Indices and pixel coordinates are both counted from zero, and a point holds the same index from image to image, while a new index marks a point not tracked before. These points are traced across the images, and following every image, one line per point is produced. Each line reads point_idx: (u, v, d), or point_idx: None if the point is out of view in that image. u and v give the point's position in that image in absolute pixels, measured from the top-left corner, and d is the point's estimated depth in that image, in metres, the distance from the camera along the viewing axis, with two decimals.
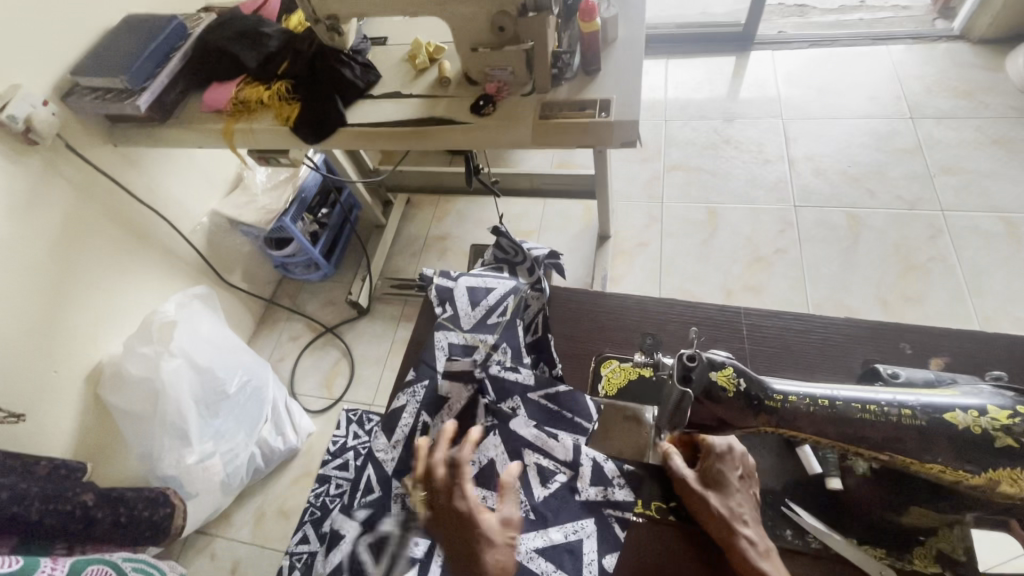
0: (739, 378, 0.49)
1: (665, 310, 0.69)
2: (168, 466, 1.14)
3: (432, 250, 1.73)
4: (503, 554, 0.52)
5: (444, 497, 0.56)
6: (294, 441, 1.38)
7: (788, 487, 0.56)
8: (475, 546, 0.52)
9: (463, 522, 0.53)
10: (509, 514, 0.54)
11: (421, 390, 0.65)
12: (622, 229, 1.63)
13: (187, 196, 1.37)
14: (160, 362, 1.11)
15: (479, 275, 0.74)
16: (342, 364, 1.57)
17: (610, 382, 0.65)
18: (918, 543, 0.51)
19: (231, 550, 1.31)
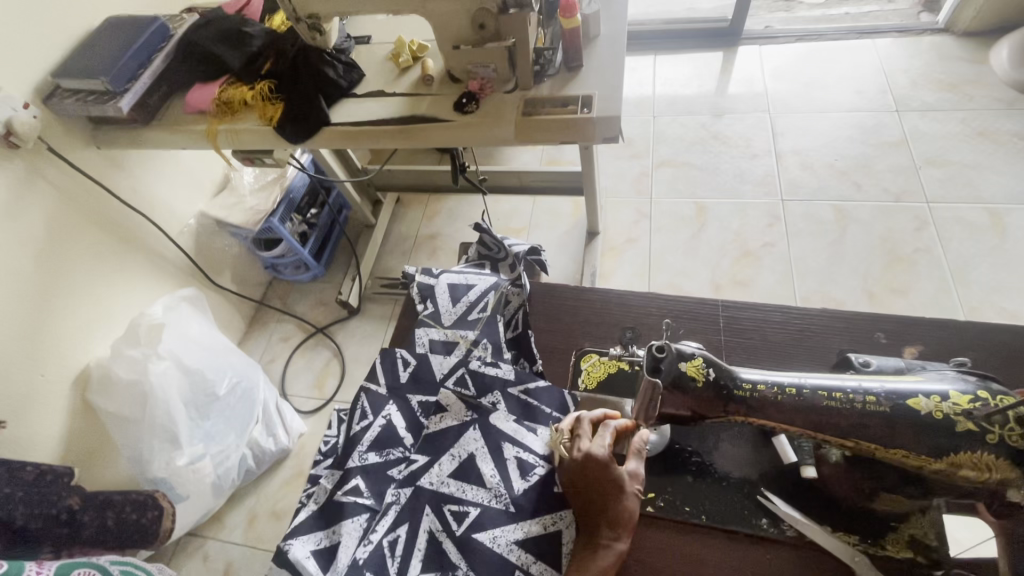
0: (709, 368, 0.50)
1: (645, 304, 0.70)
2: (157, 469, 1.13)
3: (422, 249, 1.73)
4: (630, 511, 0.54)
5: (593, 479, 0.54)
6: (286, 441, 1.38)
7: (764, 476, 0.57)
8: (606, 498, 0.54)
9: (597, 476, 0.54)
10: (637, 473, 0.55)
11: (377, 395, 0.68)
12: (611, 225, 1.63)
13: (174, 198, 1.36)
14: (148, 365, 1.11)
15: (461, 272, 0.75)
16: (333, 365, 1.56)
17: (590, 376, 0.66)
18: (891, 530, 0.53)
19: (223, 552, 1.31)
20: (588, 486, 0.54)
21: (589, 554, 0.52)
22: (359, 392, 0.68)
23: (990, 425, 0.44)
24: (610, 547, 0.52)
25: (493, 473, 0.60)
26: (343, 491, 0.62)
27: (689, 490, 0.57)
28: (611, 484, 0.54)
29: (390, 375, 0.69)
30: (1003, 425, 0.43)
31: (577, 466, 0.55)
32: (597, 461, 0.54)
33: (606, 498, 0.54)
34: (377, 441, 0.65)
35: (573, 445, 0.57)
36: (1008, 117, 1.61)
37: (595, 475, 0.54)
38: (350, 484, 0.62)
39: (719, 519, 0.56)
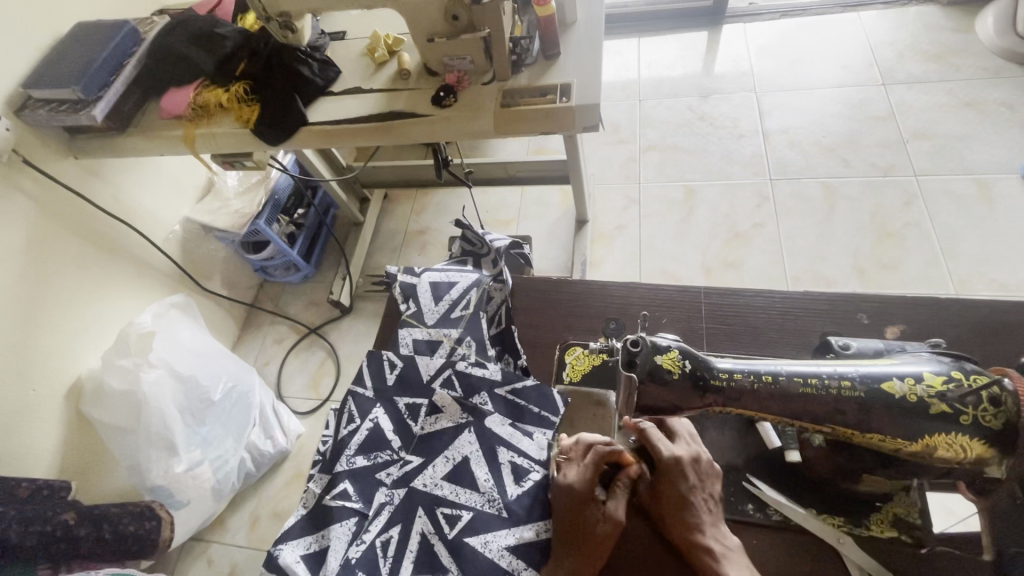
0: (685, 360, 0.50)
1: (627, 295, 0.70)
2: (155, 478, 1.13)
3: (412, 244, 1.72)
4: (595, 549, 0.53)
5: (571, 511, 0.54)
6: (284, 443, 1.38)
7: (749, 463, 0.58)
8: (574, 528, 0.54)
9: (575, 507, 0.54)
10: (615, 514, 0.54)
11: (371, 401, 0.67)
12: (600, 213, 1.62)
13: (157, 205, 1.35)
14: (139, 374, 1.11)
15: (442, 270, 0.75)
16: (328, 365, 1.56)
17: (574, 370, 0.65)
18: (876, 509, 0.54)
19: (226, 555, 1.32)
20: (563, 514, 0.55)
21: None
22: (347, 395, 0.68)
23: (963, 406, 0.44)
24: None
25: (488, 477, 0.60)
26: (332, 495, 0.62)
27: None
28: (587, 521, 0.53)
29: (377, 377, 0.68)
30: (975, 406, 0.44)
31: (558, 491, 0.55)
32: (577, 494, 0.54)
33: (576, 537, 0.53)
34: (369, 444, 0.65)
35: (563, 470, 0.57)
36: (994, 86, 1.60)
37: (572, 509, 0.54)
38: (339, 488, 0.62)
39: None
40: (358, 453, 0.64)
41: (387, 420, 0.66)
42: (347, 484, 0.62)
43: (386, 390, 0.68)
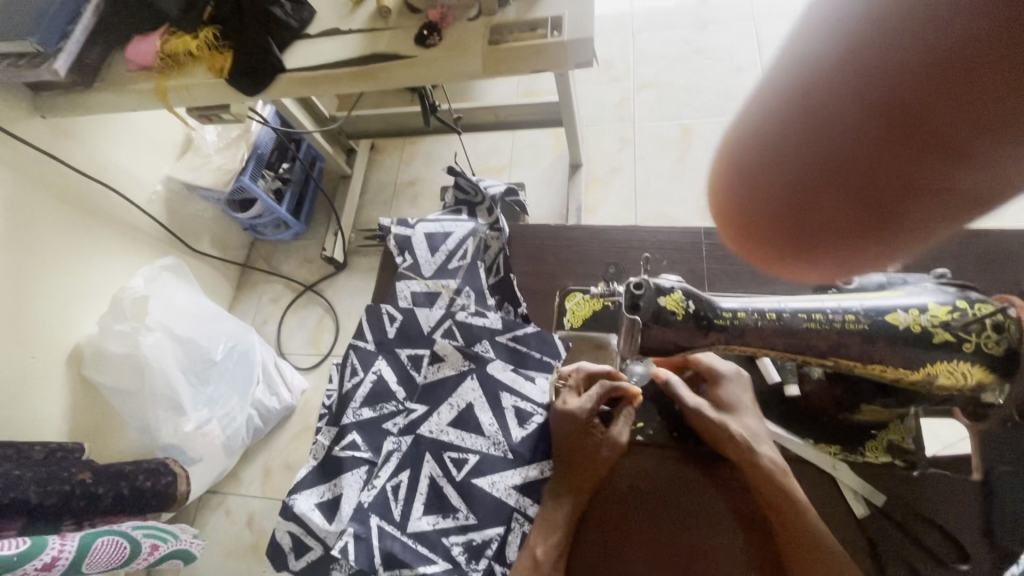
0: (689, 301, 0.49)
1: (627, 238, 0.69)
2: (167, 436, 1.16)
3: (403, 196, 1.67)
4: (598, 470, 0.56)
5: (575, 436, 0.57)
6: (289, 399, 1.40)
7: (748, 398, 0.59)
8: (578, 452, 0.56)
9: (578, 433, 0.57)
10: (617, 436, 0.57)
11: (371, 354, 0.67)
12: (594, 155, 1.58)
13: (136, 164, 1.30)
14: (139, 338, 1.11)
15: (437, 220, 0.73)
16: (327, 321, 1.56)
17: (576, 315, 0.62)
18: (870, 437, 0.55)
19: (243, 506, 1.36)
20: (565, 440, 0.57)
21: (553, 500, 0.56)
22: (348, 349, 0.68)
23: (966, 334, 0.44)
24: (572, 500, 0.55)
25: (492, 422, 0.62)
26: (341, 446, 0.63)
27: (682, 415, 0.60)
28: (590, 443, 0.56)
29: (377, 330, 0.68)
30: (978, 334, 0.44)
31: (562, 420, 0.57)
32: (580, 421, 0.56)
33: (580, 456, 0.56)
34: (373, 397, 0.65)
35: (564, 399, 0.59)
36: None
37: (578, 433, 0.57)
38: (348, 440, 0.63)
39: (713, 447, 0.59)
40: (364, 405, 0.65)
41: (389, 371, 0.66)
42: (355, 435, 0.63)
43: (385, 342, 0.68)
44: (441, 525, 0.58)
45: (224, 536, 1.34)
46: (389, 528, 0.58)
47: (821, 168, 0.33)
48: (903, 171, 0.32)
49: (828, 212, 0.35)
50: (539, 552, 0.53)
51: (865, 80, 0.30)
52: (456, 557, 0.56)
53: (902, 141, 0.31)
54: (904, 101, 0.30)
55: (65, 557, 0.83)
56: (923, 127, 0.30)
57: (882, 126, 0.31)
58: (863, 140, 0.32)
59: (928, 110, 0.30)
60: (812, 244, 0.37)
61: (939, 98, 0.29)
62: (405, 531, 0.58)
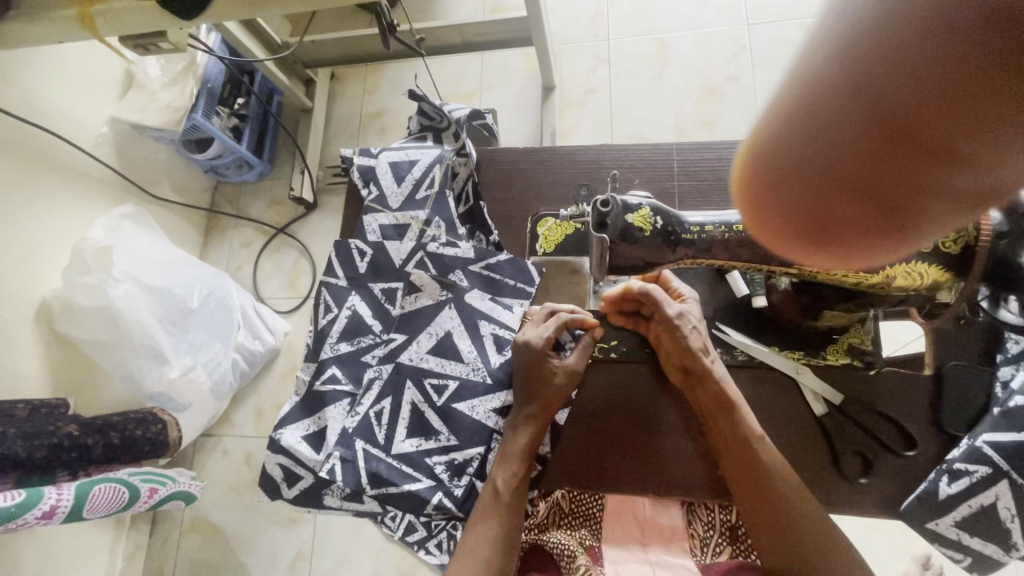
0: (657, 216, 0.50)
1: (599, 158, 0.67)
2: (153, 385, 1.16)
3: (370, 128, 1.59)
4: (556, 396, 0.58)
5: (533, 365, 0.59)
6: (273, 342, 1.40)
7: (718, 312, 0.61)
8: (536, 382, 0.58)
9: (535, 364, 0.59)
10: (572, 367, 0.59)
11: (345, 290, 0.67)
12: (567, 76, 1.50)
13: (75, 104, 1.20)
14: (108, 290, 1.08)
15: (401, 148, 0.70)
16: (303, 263, 1.52)
17: (548, 241, 0.62)
18: (833, 341, 0.58)
19: (239, 446, 1.40)
20: (523, 370, 0.59)
21: (513, 432, 0.58)
22: (320, 286, 0.67)
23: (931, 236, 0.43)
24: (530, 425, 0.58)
25: (471, 349, 0.63)
26: (322, 381, 0.64)
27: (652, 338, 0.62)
28: (546, 372, 0.59)
29: (348, 266, 0.67)
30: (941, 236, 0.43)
31: (519, 350, 0.60)
32: (535, 351, 0.59)
33: (537, 385, 0.58)
34: (352, 331, 0.65)
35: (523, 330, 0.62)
36: None
37: (534, 363, 0.59)
38: (328, 374, 0.64)
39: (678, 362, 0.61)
40: (343, 340, 0.65)
41: (365, 306, 0.66)
42: (337, 369, 0.64)
43: (359, 277, 0.67)
44: (423, 446, 0.60)
45: (224, 475, 1.38)
46: (374, 450, 0.60)
47: (813, 162, 0.22)
48: (896, 172, 0.21)
49: (828, 212, 0.23)
50: (500, 482, 0.57)
51: (856, 51, 0.19)
52: (439, 475, 0.59)
53: (894, 127, 0.20)
54: (902, 95, 0.19)
55: (64, 506, 0.85)
56: (960, 98, 0.18)
57: (863, 117, 0.20)
58: (843, 138, 0.21)
59: (928, 103, 0.19)
60: (830, 245, 0.25)
61: (952, 105, 0.19)
62: (389, 453, 0.60)
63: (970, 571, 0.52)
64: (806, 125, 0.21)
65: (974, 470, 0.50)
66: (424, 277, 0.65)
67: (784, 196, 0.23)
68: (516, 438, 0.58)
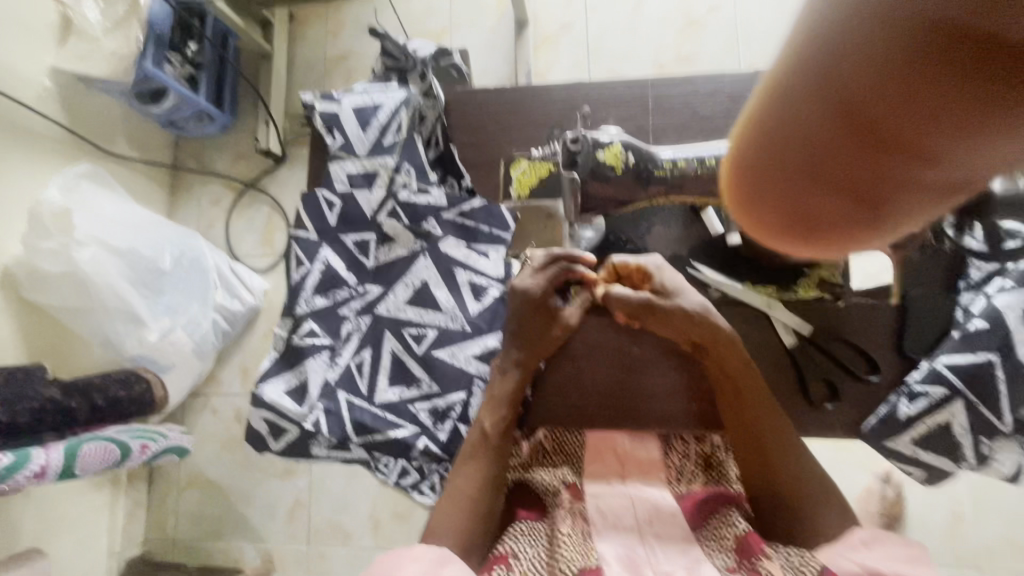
0: (629, 154, 0.49)
1: (572, 96, 0.65)
2: (132, 348, 1.14)
3: (335, 73, 1.50)
4: (550, 339, 0.58)
5: (528, 312, 0.58)
6: (252, 301, 1.37)
7: (692, 251, 0.61)
8: (528, 328, 0.58)
9: (530, 312, 0.58)
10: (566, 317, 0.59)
11: (316, 245, 0.65)
12: (542, 10, 1.42)
13: (10, 54, 1.11)
14: (72, 255, 1.04)
15: (365, 92, 0.67)
16: (276, 219, 1.48)
17: (520, 184, 0.59)
18: (804, 276, 0.59)
19: (227, 404, 1.41)
20: (517, 318, 0.59)
21: (500, 374, 0.59)
22: (289, 241, 0.65)
23: None
24: (518, 370, 0.58)
25: (449, 297, 0.62)
26: (300, 335, 0.63)
27: None
28: (542, 319, 0.58)
29: (318, 218, 0.65)
30: None
31: (514, 297, 0.59)
32: (531, 298, 0.58)
33: (528, 332, 0.58)
34: (326, 286, 0.64)
35: (520, 278, 0.60)
36: None
37: (529, 311, 0.58)
38: (306, 328, 0.63)
39: None
40: (319, 295, 0.64)
41: (338, 258, 0.65)
42: (314, 323, 0.64)
43: (329, 230, 0.65)
44: (406, 394, 0.61)
45: (216, 432, 1.40)
46: (358, 400, 0.61)
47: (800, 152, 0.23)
48: (877, 177, 0.22)
49: (813, 209, 0.24)
50: (488, 425, 0.58)
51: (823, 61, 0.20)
52: (423, 420, 0.61)
53: (863, 129, 0.21)
54: (864, 88, 0.20)
55: (54, 466, 0.86)
56: (921, 82, 0.19)
57: (840, 111, 0.21)
58: (817, 134, 0.22)
59: (895, 94, 0.19)
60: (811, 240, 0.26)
61: (923, 94, 0.19)
62: (373, 403, 0.61)
63: (926, 484, 0.56)
64: (786, 133, 0.23)
65: (930, 392, 0.52)
66: (398, 228, 0.64)
67: (770, 193, 0.25)
68: (503, 380, 0.58)
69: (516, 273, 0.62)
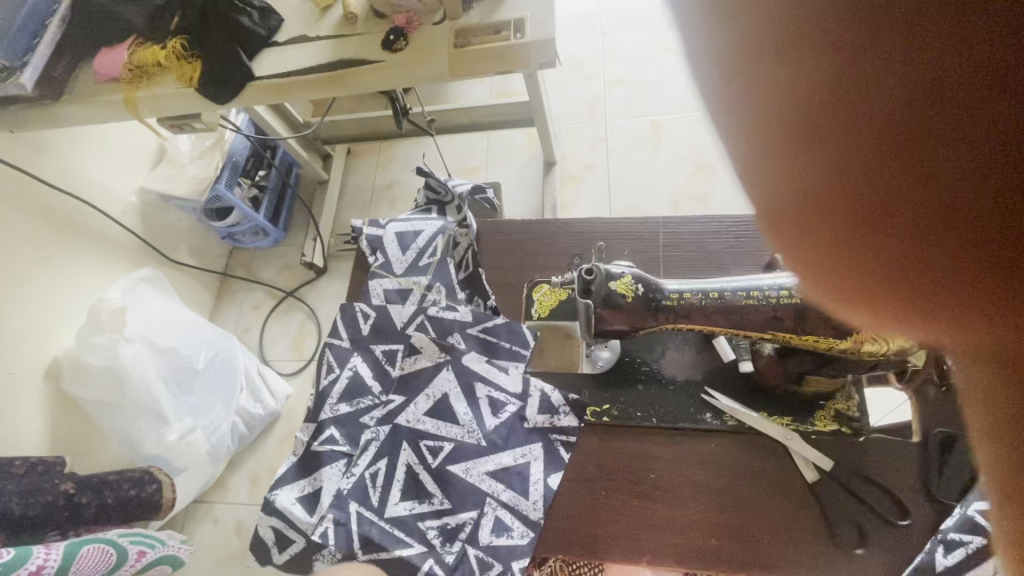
0: (638, 284, 0.53)
1: (590, 230, 0.72)
2: (150, 447, 1.14)
3: (381, 199, 1.68)
4: None
5: None
6: (274, 405, 1.40)
7: (707, 376, 0.63)
8: None
9: None
10: None
11: (346, 353, 0.69)
12: (568, 153, 1.61)
13: (110, 176, 1.30)
14: (118, 349, 1.10)
15: (407, 219, 0.76)
16: (309, 327, 1.56)
17: (542, 306, 0.67)
18: (819, 407, 0.59)
19: (231, 513, 1.36)
20: None
21: None
22: (323, 347, 0.70)
23: None
24: None
25: (466, 411, 0.64)
26: (320, 442, 0.65)
27: (649, 398, 0.63)
28: None
29: (352, 328, 0.70)
30: None
31: None
32: None
33: None
34: (350, 394, 0.67)
35: None
36: None
37: None
38: (326, 435, 0.65)
39: (670, 420, 0.62)
40: (344, 402, 0.67)
41: (366, 368, 0.69)
42: (336, 430, 0.65)
43: (359, 340, 0.70)
44: (417, 510, 0.60)
45: (213, 544, 1.34)
46: (368, 513, 0.60)
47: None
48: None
49: None
50: None
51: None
52: (431, 540, 0.59)
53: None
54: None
55: (50, 567, 0.83)
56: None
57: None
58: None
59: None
60: None
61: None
62: (382, 517, 0.60)
63: None
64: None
65: (968, 540, 0.51)
66: (427, 342, 0.67)
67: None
68: None
69: (533, 391, 0.63)
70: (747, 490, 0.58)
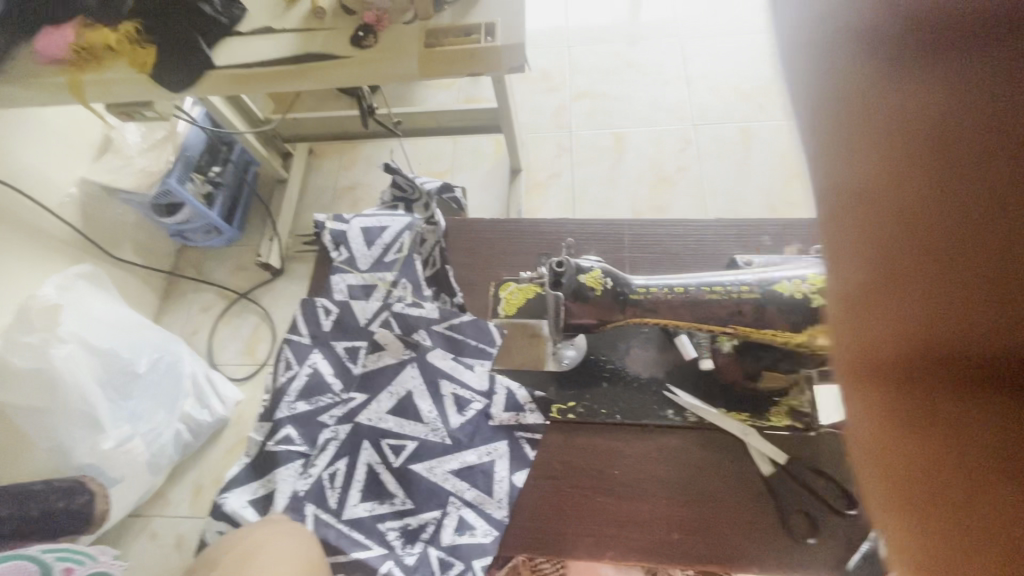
0: (607, 278, 0.54)
1: (557, 231, 0.73)
2: (82, 456, 1.05)
3: (342, 200, 1.64)
4: None
5: None
6: (222, 412, 1.33)
7: (669, 374, 0.64)
8: None
9: None
10: None
11: (305, 350, 0.67)
12: (533, 162, 1.62)
13: (48, 165, 1.21)
14: (48, 351, 1.01)
15: (373, 215, 0.75)
16: (262, 330, 1.50)
17: (509, 304, 0.67)
18: (773, 403, 0.62)
19: (171, 528, 1.27)
20: None
21: None
22: (282, 344, 0.67)
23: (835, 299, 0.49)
24: None
25: (431, 409, 0.63)
26: (275, 441, 0.62)
27: (613, 395, 0.64)
28: None
29: (313, 324, 0.68)
30: None
31: None
32: None
33: None
34: (308, 392, 0.65)
35: None
36: None
37: None
38: (282, 434, 0.62)
39: (632, 416, 0.63)
40: (302, 400, 0.64)
41: (327, 365, 0.66)
42: (292, 429, 0.63)
43: (320, 336, 0.68)
44: (377, 511, 0.59)
45: (150, 562, 1.25)
46: (325, 515, 0.58)
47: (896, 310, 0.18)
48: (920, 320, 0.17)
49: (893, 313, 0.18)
50: None
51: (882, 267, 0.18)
52: (391, 541, 0.57)
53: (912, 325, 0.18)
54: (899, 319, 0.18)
55: None
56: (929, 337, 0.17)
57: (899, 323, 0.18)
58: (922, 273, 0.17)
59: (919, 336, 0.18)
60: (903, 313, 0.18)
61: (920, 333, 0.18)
62: (340, 519, 0.58)
63: None
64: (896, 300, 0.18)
65: None
66: (391, 339, 0.66)
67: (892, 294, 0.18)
68: None
69: (499, 388, 0.63)
70: (706, 486, 0.59)
